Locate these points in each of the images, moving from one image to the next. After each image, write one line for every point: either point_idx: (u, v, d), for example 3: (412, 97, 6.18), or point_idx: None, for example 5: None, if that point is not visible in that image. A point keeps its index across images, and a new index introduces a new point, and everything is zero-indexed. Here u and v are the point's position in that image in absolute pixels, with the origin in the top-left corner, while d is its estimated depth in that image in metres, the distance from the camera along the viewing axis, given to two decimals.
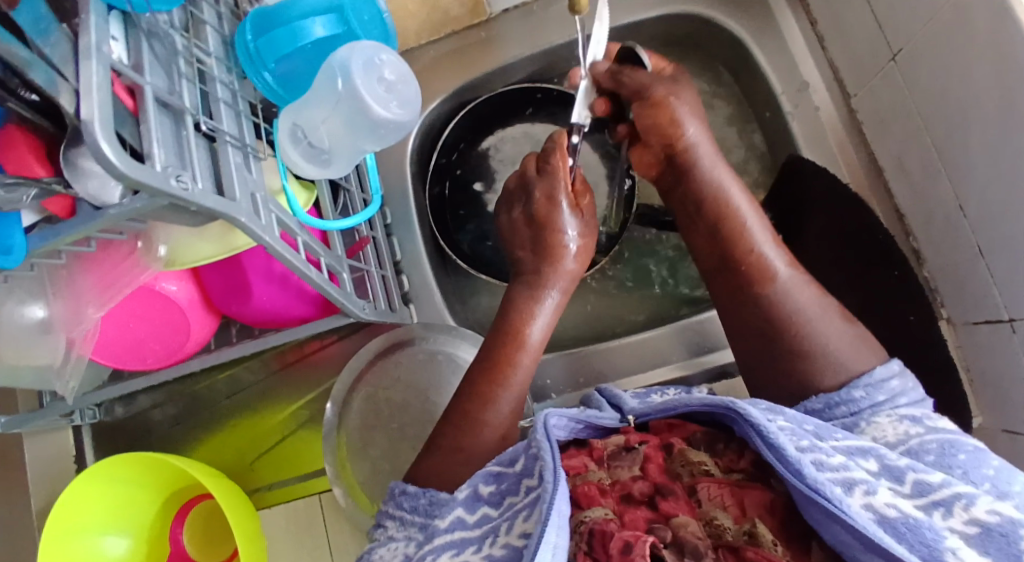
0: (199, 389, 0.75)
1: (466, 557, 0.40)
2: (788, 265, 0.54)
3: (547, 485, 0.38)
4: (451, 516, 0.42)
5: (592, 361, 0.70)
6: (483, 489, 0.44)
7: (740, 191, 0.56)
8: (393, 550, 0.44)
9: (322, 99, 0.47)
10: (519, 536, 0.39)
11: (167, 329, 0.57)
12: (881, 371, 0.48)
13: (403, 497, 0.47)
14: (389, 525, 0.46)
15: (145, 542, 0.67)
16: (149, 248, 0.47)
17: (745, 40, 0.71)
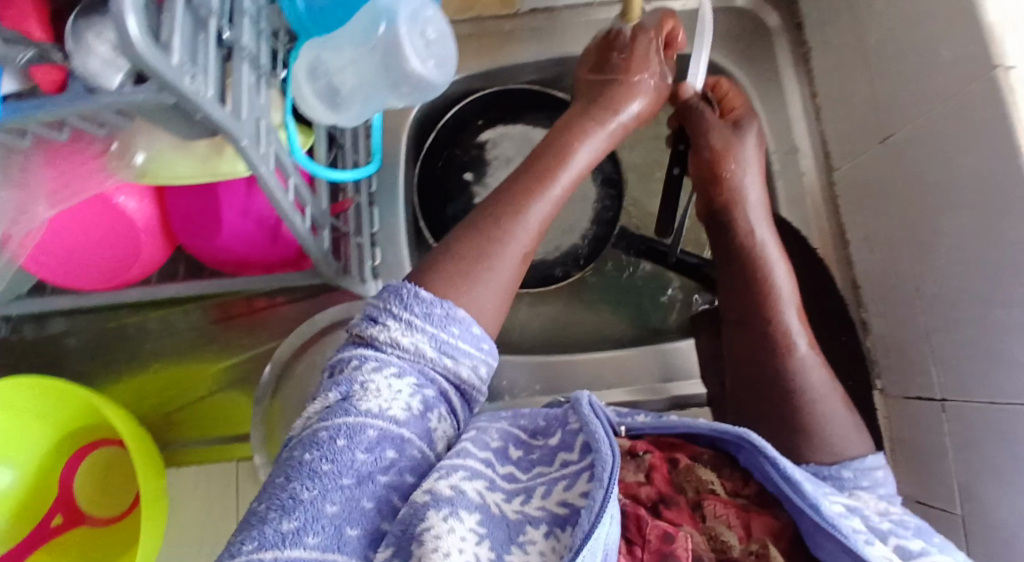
0: (124, 323, 0.69)
1: (495, 499, 0.38)
2: (808, 345, 0.56)
3: (606, 454, 0.37)
4: (483, 451, 0.42)
5: (550, 369, 0.69)
6: (512, 451, 0.43)
7: (770, 237, 0.61)
8: (390, 394, 0.40)
9: (356, 42, 0.45)
10: (559, 503, 0.38)
11: (120, 250, 0.52)
12: (871, 460, 0.50)
13: (413, 300, 0.43)
14: (392, 325, 0.43)
15: (31, 479, 0.61)
16: (124, 152, 0.43)
17: (750, 93, 0.75)
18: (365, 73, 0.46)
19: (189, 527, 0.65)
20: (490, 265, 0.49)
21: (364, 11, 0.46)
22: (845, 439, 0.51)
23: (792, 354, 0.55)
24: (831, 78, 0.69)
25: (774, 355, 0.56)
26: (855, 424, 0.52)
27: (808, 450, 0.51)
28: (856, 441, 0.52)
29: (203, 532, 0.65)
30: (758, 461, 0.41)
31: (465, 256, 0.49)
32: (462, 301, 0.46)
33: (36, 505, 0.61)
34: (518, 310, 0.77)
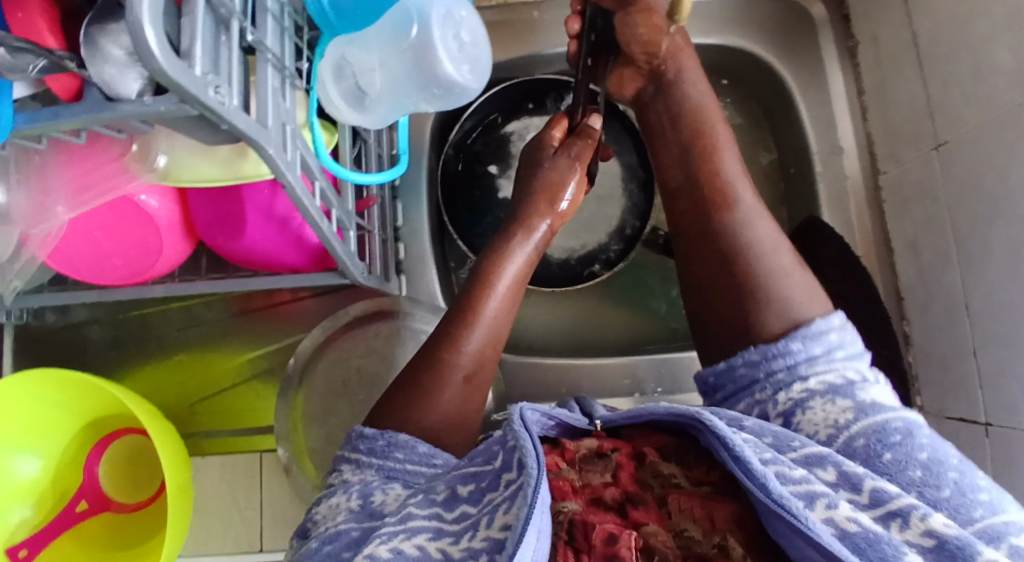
0: (146, 314, 0.69)
1: (439, 545, 0.36)
2: (750, 196, 0.53)
3: (531, 472, 0.35)
4: (430, 509, 0.38)
5: (577, 372, 0.67)
6: (461, 489, 0.39)
7: (733, 159, 0.55)
8: (336, 505, 0.41)
9: (388, 42, 0.44)
10: (501, 528, 0.35)
11: (142, 246, 0.51)
12: (821, 324, 0.45)
13: (360, 440, 0.44)
14: (346, 469, 0.44)
15: (57, 465, 0.61)
16: (145, 155, 0.42)
17: (794, 89, 0.70)
18: (395, 73, 0.44)
19: (216, 519, 0.64)
20: (450, 368, 0.49)
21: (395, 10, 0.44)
22: (798, 297, 0.48)
23: (732, 207, 0.52)
24: (882, 75, 0.65)
25: (711, 215, 0.53)
26: (810, 285, 0.48)
27: (756, 326, 0.48)
28: (813, 305, 0.47)
29: (230, 525, 0.64)
30: (712, 442, 0.38)
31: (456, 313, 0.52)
32: (419, 423, 0.46)
33: (62, 491, 0.61)
34: (546, 308, 0.74)
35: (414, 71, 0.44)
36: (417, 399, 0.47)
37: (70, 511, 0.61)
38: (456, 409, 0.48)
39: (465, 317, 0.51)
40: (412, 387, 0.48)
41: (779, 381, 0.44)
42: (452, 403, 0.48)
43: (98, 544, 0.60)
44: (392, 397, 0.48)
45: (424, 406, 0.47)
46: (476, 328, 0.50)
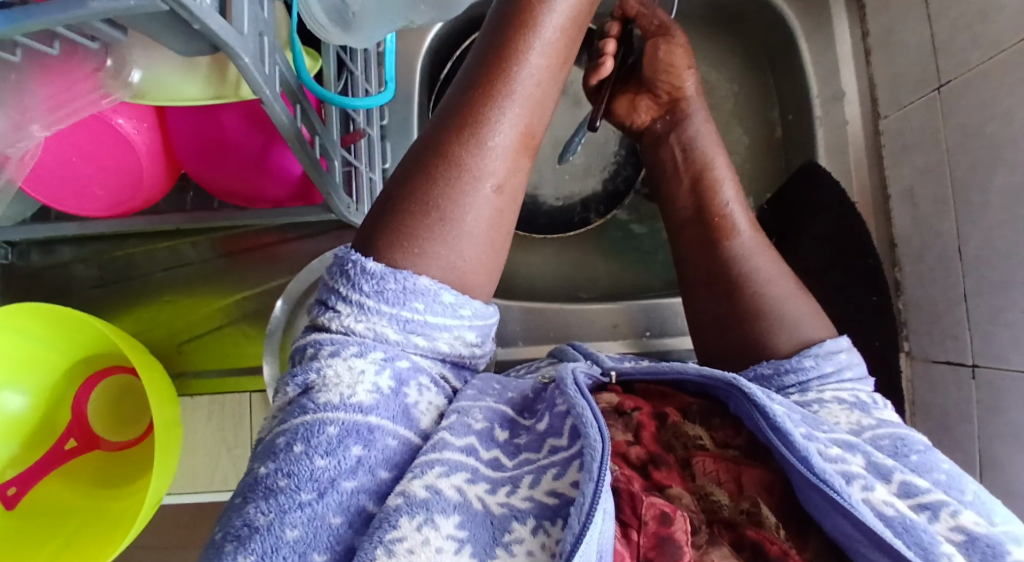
0: (131, 254, 0.68)
1: (478, 492, 0.35)
2: (750, 228, 0.54)
3: (595, 440, 0.35)
4: (464, 439, 0.37)
5: (565, 318, 0.67)
6: (498, 432, 0.39)
7: (735, 197, 0.55)
8: (338, 376, 0.36)
9: None
10: (548, 493, 0.35)
11: (122, 177, 0.50)
12: (831, 345, 0.48)
13: (361, 276, 0.37)
14: (344, 312, 0.37)
15: (45, 404, 0.61)
16: (119, 69, 0.40)
17: (797, 33, 0.68)
18: None
19: (205, 452, 0.65)
20: (470, 190, 0.41)
21: None
22: (803, 318, 0.49)
23: (738, 236, 0.53)
24: (888, 17, 0.63)
25: (713, 246, 0.53)
26: (814, 309, 0.50)
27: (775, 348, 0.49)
28: (815, 324, 0.50)
29: (221, 457, 0.65)
30: (747, 408, 0.38)
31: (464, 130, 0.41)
32: (436, 262, 0.39)
33: (50, 428, 0.61)
34: (535, 255, 0.73)
35: None
36: (435, 219, 0.40)
37: (60, 448, 0.61)
38: (484, 242, 0.41)
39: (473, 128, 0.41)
40: (417, 201, 0.40)
41: (790, 394, 0.45)
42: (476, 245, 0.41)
43: (87, 483, 0.61)
44: (392, 203, 0.41)
45: (445, 239, 0.40)
46: (492, 148, 0.41)
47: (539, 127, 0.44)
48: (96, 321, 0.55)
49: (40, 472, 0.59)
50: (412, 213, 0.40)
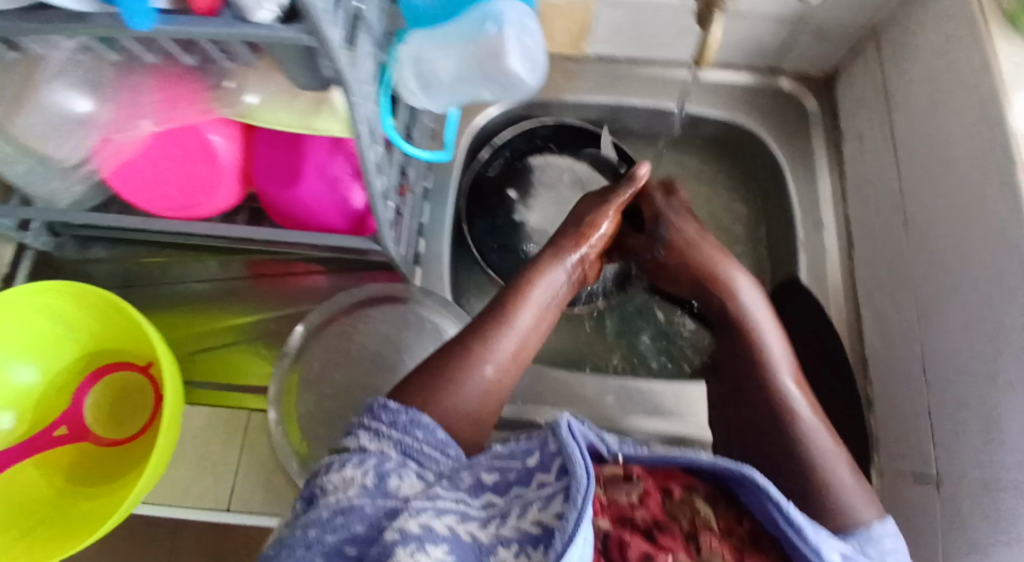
0: (159, 263, 0.73)
1: (468, 528, 0.38)
2: (831, 442, 0.50)
3: (581, 479, 0.37)
4: (454, 492, 0.40)
5: (558, 391, 0.68)
6: (486, 477, 0.42)
7: (779, 346, 0.56)
8: (348, 477, 0.41)
9: (463, 35, 0.51)
10: (534, 522, 0.38)
11: (195, 183, 0.56)
12: (880, 529, 0.45)
13: (383, 410, 0.46)
14: (362, 436, 0.45)
15: (50, 390, 0.63)
16: (236, 90, 0.47)
17: (788, 169, 0.80)
18: (462, 63, 0.52)
19: (187, 466, 0.64)
20: (478, 371, 0.51)
21: (474, 9, 0.52)
22: (845, 509, 0.46)
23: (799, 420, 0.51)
24: (863, 166, 0.74)
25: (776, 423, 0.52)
26: (868, 492, 0.48)
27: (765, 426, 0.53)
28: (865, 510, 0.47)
29: (203, 476, 0.64)
30: (760, 496, 0.41)
31: (471, 339, 0.53)
32: (440, 407, 0.48)
33: (47, 415, 0.62)
34: None
35: (480, 62, 0.52)
36: (442, 383, 0.49)
37: (49, 433, 0.62)
38: (475, 407, 0.49)
39: (499, 324, 0.53)
40: (438, 375, 0.50)
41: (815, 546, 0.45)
42: (473, 397, 0.50)
43: (66, 475, 0.61)
44: (423, 377, 0.50)
45: (449, 391, 0.49)
46: (508, 336, 0.53)
47: (529, 353, 0.55)
48: (120, 301, 0.58)
49: (17, 458, 0.59)
50: (464, 345, 0.52)
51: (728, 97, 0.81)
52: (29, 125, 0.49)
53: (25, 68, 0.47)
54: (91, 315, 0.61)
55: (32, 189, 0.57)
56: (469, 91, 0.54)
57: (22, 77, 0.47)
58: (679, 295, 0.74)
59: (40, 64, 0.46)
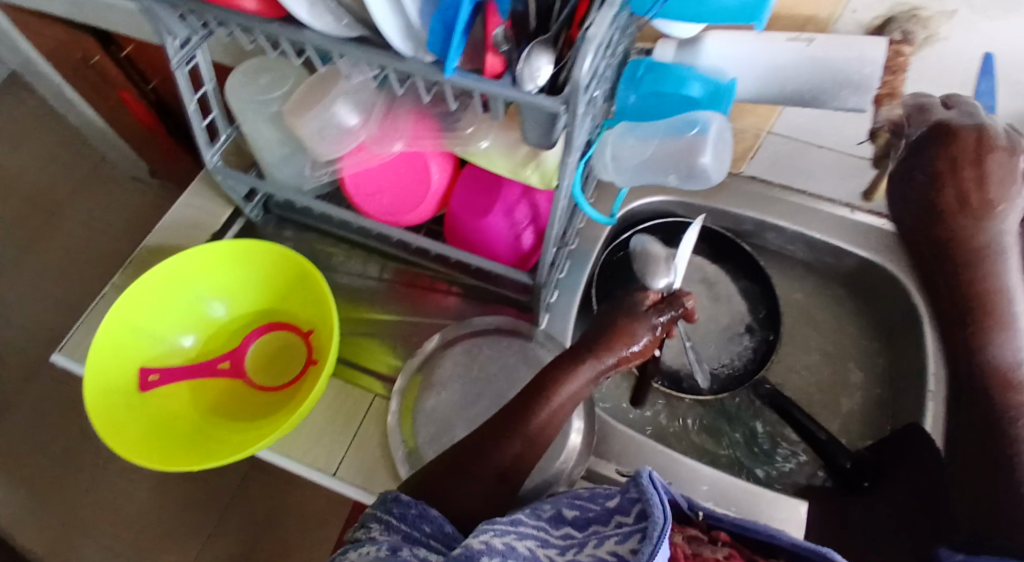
0: (336, 254, 0.86)
1: (547, 552, 0.49)
2: None
3: (657, 521, 0.45)
4: (536, 521, 0.51)
5: (656, 461, 0.74)
6: (567, 513, 0.53)
7: None
8: (365, 550, 0.48)
9: (666, 131, 0.57)
10: (611, 552, 0.47)
11: (407, 198, 0.68)
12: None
13: (395, 503, 0.52)
14: (375, 526, 0.52)
15: (225, 329, 0.75)
16: (474, 135, 0.60)
17: (924, 320, 0.83)
18: (658, 154, 0.58)
19: (311, 427, 0.72)
20: (483, 463, 0.56)
21: (688, 113, 0.57)
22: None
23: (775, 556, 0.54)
24: None
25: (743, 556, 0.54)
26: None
27: None
28: None
29: (322, 439, 0.72)
30: None
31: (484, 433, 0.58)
32: (453, 499, 0.55)
33: (216, 348, 0.74)
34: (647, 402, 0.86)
35: (673, 158, 0.58)
36: (443, 473, 0.57)
37: (215, 364, 0.72)
38: (478, 493, 0.55)
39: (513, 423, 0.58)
40: (450, 470, 0.56)
41: None
42: (476, 496, 0.55)
43: (210, 405, 0.70)
44: (450, 464, 0.57)
45: (453, 492, 0.55)
46: (519, 435, 0.57)
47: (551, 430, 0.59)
48: (306, 264, 0.70)
49: (183, 376, 0.70)
50: (479, 443, 0.58)
51: (876, 241, 0.87)
52: (307, 124, 0.62)
53: (325, 82, 0.62)
54: (278, 273, 0.73)
55: (279, 171, 0.70)
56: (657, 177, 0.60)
57: (321, 88, 0.62)
58: (788, 409, 0.83)
59: (338, 81, 0.61)
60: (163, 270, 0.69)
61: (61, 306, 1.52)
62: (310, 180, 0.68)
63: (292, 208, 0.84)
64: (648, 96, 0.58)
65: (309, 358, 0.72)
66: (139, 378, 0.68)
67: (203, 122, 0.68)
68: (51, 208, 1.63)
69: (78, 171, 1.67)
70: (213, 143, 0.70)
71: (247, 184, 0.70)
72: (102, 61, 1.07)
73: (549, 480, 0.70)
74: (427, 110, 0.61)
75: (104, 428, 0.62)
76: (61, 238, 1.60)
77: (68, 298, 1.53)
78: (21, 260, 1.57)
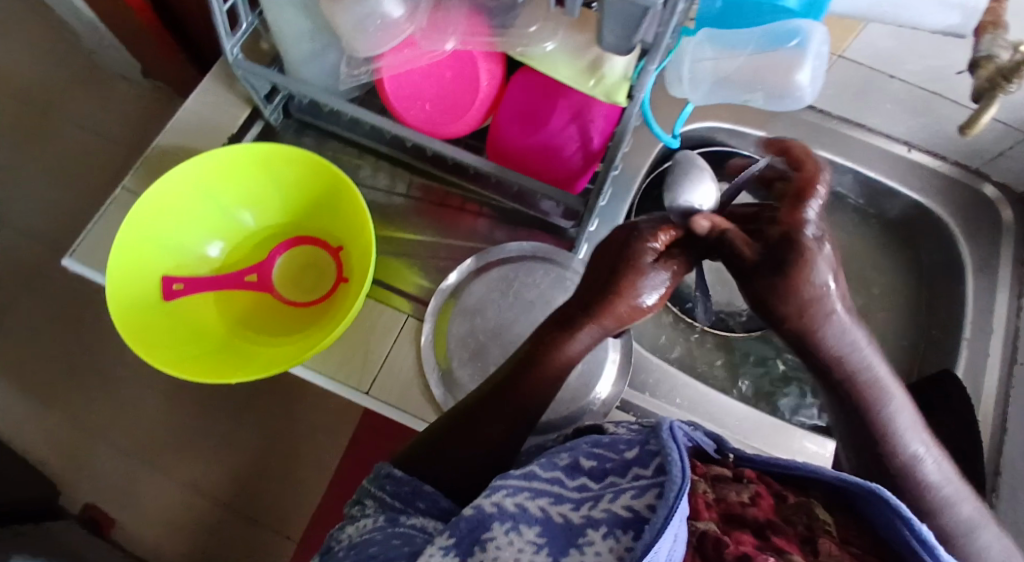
0: (357, 166, 0.80)
1: (560, 510, 0.42)
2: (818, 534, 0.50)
3: (676, 478, 0.38)
4: (549, 471, 0.45)
5: (692, 395, 0.72)
6: (583, 461, 0.46)
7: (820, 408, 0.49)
8: (361, 527, 0.47)
9: (759, 43, 0.54)
10: (625, 509, 0.40)
11: (450, 105, 0.62)
12: None
13: (387, 480, 0.50)
14: (370, 505, 0.50)
15: (252, 242, 0.71)
16: (538, 36, 0.54)
17: (969, 267, 0.80)
18: (747, 68, 0.55)
19: (341, 346, 0.69)
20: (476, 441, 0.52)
21: (783, 23, 0.53)
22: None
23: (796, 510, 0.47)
24: None
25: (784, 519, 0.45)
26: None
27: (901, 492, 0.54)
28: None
29: (352, 359, 0.68)
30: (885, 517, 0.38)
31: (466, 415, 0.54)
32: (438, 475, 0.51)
33: (242, 262, 0.70)
34: (678, 339, 0.83)
35: (762, 74, 0.55)
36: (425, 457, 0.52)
37: (241, 276, 0.69)
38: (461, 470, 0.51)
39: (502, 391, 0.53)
40: (439, 453, 0.52)
41: None
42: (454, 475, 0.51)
43: (237, 318, 0.68)
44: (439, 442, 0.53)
45: (443, 468, 0.51)
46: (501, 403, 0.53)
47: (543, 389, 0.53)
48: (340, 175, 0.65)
49: (207, 287, 0.68)
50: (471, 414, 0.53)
51: (928, 184, 0.84)
52: (347, 13, 0.54)
53: None
54: (306, 185, 0.69)
55: (307, 68, 0.64)
56: (738, 94, 0.58)
57: None
58: None
59: None
60: (183, 174, 0.64)
61: (58, 211, 1.45)
62: (346, 80, 0.61)
63: (312, 113, 0.77)
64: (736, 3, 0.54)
65: (338, 277, 0.70)
66: (163, 288, 0.65)
67: (224, 5, 0.60)
68: (42, 105, 1.52)
69: (68, 65, 1.55)
70: (234, 32, 0.63)
71: (270, 80, 0.63)
72: None
73: (583, 410, 0.68)
74: (484, 4, 0.54)
75: (126, 333, 0.60)
76: (53, 138, 1.50)
77: (65, 204, 1.46)
78: (13, 163, 1.49)
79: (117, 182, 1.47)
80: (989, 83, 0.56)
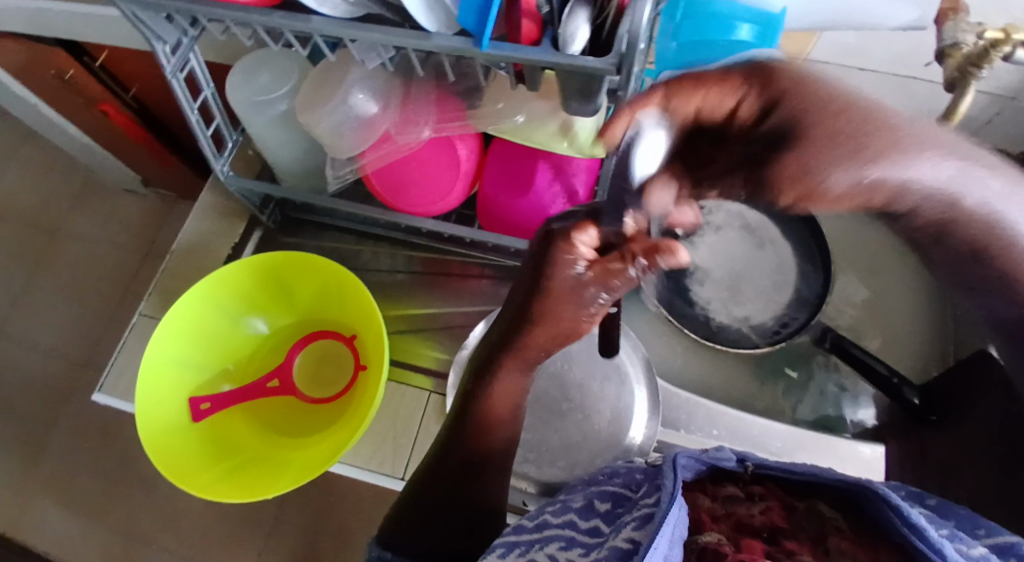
0: (356, 250, 0.81)
1: (571, 555, 0.41)
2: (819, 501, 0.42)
3: (665, 503, 0.37)
4: (563, 517, 0.46)
5: (729, 423, 0.71)
6: (598, 505, 0.46)
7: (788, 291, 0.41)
8: None
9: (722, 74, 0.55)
10: (626, 540, 0.38)
11: (434, 185, 0.63)
12: None
13: None
14: None
15: (269, 348, 0.73)
16: (507, 111, 0.56)
17: None
18: None
19: (371, 433, 0.70)
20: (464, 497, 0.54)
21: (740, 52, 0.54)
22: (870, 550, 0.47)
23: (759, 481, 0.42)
24: None
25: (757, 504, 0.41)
26: None
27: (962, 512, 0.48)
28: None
29: (382, 444, 0.69)
30: (881, 509, 0.36)
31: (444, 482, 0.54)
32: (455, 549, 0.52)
33: (262, 368, 0.72)
34: (699, 363, 0.83)
35: None
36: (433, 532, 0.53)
37: (264, 382, 0.70)
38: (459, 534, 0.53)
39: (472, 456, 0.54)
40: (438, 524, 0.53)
41: None
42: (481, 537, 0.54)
43: (266, 424, 0.69)
44: (428, 515, 0.53)
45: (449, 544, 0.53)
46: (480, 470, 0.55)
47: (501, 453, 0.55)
48: (344, 270, 0.67)
49: (232, 402, 0.68)
50: (447, 481, 0.54)
51: None
52: (322, 121, 0.58)
53: (335, 76, 0.58)
54: (310, 283, 0.71)
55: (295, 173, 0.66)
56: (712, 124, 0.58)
57: (333, 82, 0.58)
58: (848, 351, 0.78)
59: (352, 73, 0.57)
60: (198, 292, 0.67)
61: (80, 330, 1.49)
62: (334, 182, 0.63)
63: (307, 209, 0.80)
64: (687, 43, 0.57)
65: (356, 366, 0.71)
66: (191, 409, 0.66)
67: (207, 131, 0.63)
68: (48, 230, 1.58)
69: (73, 190, 1.61)
70: (221, 152, 0.66)
71: (262, 191, 0.65)
72: (78, 75, 1.01)
73: (619, 457, 0.68)
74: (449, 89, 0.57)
75: (160, 462, 0.61)
76: (62, 260, 1.55)
77: (85, 321, 1.50)
78: (29, 288, 1.53)
79: (130, 292, 1.52)
80: (959, 73, 0.56)
